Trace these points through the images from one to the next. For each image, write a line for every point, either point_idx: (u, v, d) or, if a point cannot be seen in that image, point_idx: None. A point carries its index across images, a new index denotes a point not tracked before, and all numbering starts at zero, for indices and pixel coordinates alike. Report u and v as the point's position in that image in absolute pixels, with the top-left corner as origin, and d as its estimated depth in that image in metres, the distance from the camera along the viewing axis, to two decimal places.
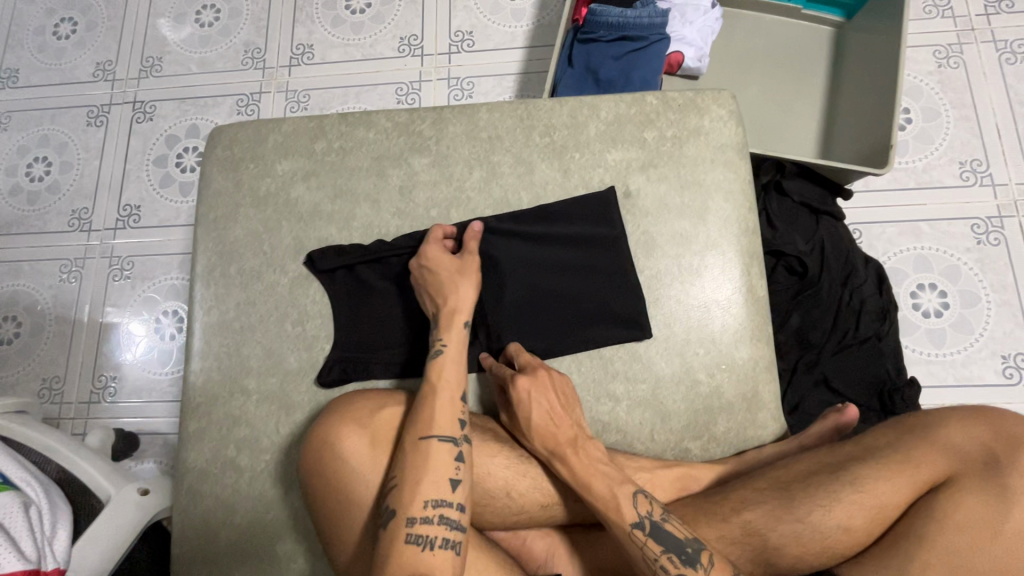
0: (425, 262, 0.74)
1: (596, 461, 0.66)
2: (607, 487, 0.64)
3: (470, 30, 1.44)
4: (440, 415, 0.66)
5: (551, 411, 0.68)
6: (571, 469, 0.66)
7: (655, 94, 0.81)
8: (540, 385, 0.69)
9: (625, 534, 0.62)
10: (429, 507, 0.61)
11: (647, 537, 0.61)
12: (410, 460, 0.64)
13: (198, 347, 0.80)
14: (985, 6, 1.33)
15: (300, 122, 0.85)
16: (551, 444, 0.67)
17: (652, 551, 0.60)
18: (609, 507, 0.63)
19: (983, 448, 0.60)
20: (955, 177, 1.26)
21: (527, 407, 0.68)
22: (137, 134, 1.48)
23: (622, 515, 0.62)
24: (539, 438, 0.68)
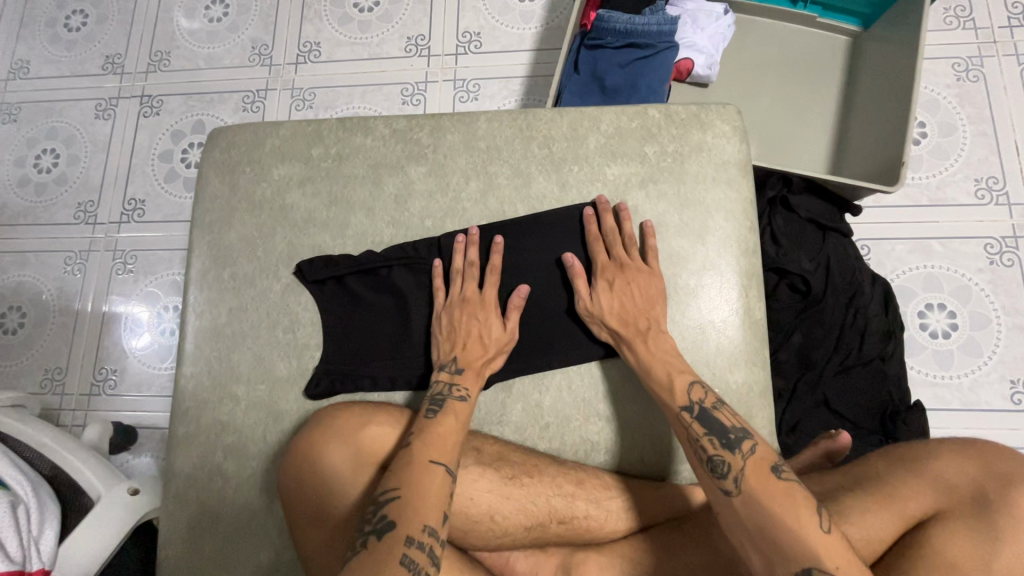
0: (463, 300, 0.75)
1: (664, 352, 0.69)
2: (664, 370, 0.68)
3: (478, 32, 1.43)
4: (450, 443, 0.66)
5: (637, 293, 0.72)
6: (638, 348, 0.70)
7: (658, 107, 0.79)
8: (631, 265, 0.74)
9: (672, 414, 0.66)
10: (424, 533, 0.59)
11: (693, 419, 0.65)
12: (409, 471, 0.63)
13: (190, 350, 0.80)
14: (1009, 18, 1.29)
15: (298, 127, 0.85)
16: (624, 321, 0.71)
17: (695, 432, 0.64)
18: (665, 390, 0.67)
19: (973, 483, 0.58)
20: (970, 194, 1.23)
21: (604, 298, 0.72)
22: (144, 129, 1.49)
23: (674, 398, 0.66)
24: (609, 319, 0.72)
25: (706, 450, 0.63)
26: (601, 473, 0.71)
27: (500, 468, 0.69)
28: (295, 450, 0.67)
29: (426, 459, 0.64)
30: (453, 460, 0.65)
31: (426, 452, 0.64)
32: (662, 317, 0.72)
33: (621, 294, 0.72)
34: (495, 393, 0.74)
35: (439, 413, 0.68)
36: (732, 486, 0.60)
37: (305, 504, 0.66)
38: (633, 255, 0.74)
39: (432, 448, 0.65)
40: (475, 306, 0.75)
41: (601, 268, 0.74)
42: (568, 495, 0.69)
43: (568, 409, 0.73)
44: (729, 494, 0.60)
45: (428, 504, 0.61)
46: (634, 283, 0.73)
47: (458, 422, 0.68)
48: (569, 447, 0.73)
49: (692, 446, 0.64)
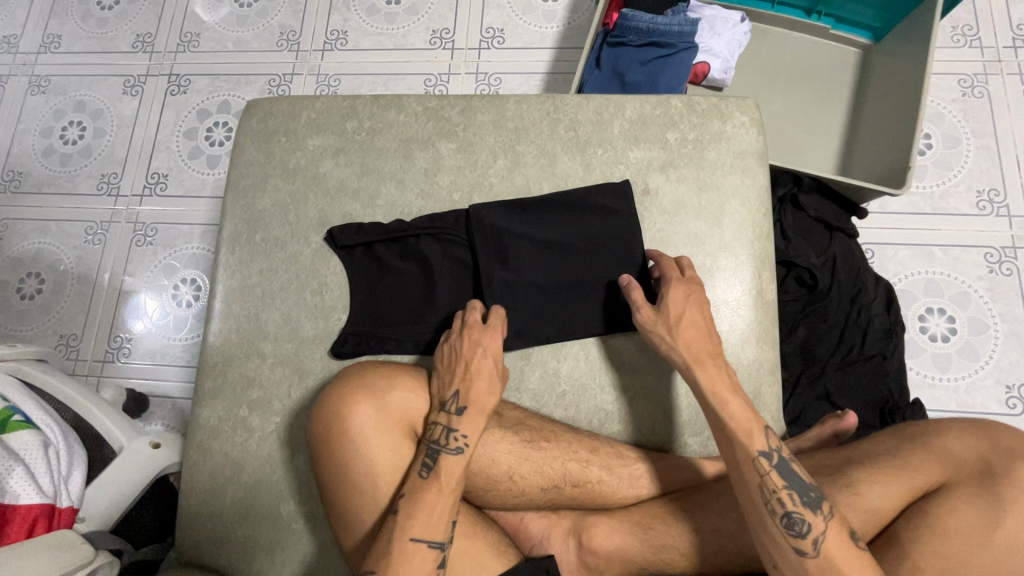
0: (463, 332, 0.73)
1: (733, 382, 0.67)
2: (745, 412, 0.64)
3: (501, 28, 1.47)
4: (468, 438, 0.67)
5: (702, 326, 0.70)
6: (712, 379, 0.66)
7: (681, 98, 0.83)
8: (695, 298, 0.71)
9: (748, 460, 0.62)
10: (441, 532, 0.63)
11: (772, 468, 0.61)
12: (436, 479, 0.65)
13: (219, 308, 0.82)
14: (1013, 39, 1.35)
15: (333, 101, 0.88)
16: (696, 353, 0.68)
17: (774, 484, 0.61)
18: (744, 428, 0.64)
19: (979, 457, 0.61)
20: (971, 205, 1.27)
21: (682, 319, 0.70)
22: (170, 106, 1.52)
23: (753, 441, 0.63)
24: (682, 341, 0.69)
25: (784, 506, 0.60)
26: (614, 441, 0.74)
27: (520, 431, 0.72)
28: (322, 412, 0.69)
29: (452, 470, 0.66)
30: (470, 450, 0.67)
31: (452, 463, 0.66)
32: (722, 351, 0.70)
33: (692, 330, 0.69)
34: (513, 361, 0.77)
35: (463, 420, 0.68)
36: (811, 548, 0.57)
37: (332, 461, 0.68)
38: (696, 287, 0.72)
39: (458, 462, 0.66)
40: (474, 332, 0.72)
41: (670, 303, 0.71)
42: (583, 460, 0.72)
43: (584, 379, 0.76)
44: (806, 556, 0.57)
45: (443, 516, 0.64)
46: (699, 317, 0.70)
47: (481, 419, 0.68)
48: (584, 415, 0.76)
49: (766, 497, 0.61)
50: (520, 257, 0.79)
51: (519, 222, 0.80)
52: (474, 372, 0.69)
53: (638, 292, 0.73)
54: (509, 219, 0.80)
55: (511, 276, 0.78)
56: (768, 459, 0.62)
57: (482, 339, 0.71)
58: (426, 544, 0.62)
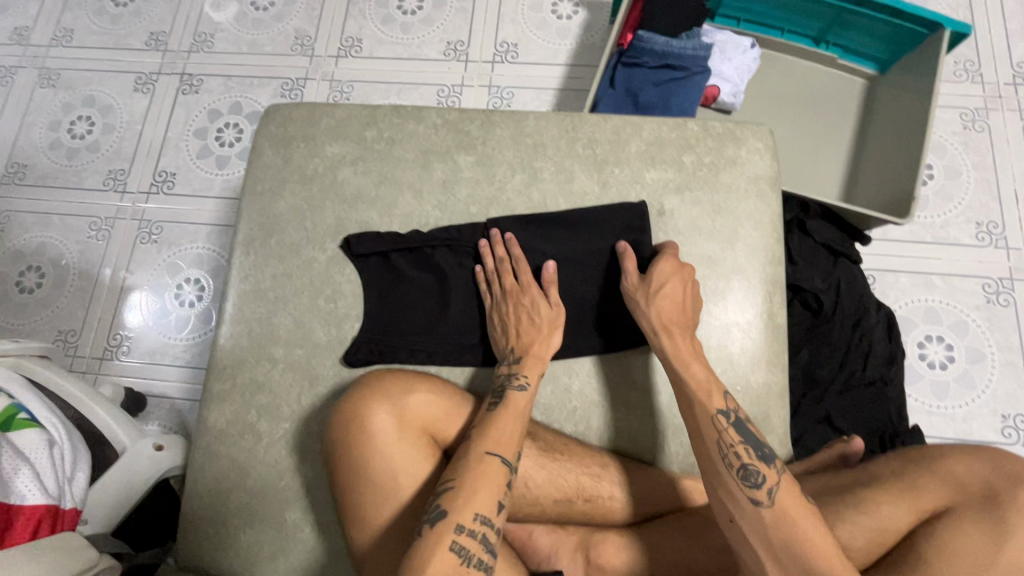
0: (506, 296, 0.78)
1: (699, 353, 0.71)
2: (704, 373, 0.68)
3: (515, 43, 1.49)
4: (505, 434, 0.68)
5: (679, 301, 0.73)
6: (677, 348, 0.70)
7: (697, 121, 0.85)
8: (681, 274, 0.74)
9: (708, 417, 0.65)
10: (477, 521, 0.62)
11: (730, 424, 0.65)
12: (473, 475, 0.65)
13: (230, 312, 0.82)
14: (1014, 76, 1.38)
15: (354, 109, 0.89)
16: (666, 322, 0.71)
17: (730, 437, 0.64)
18: (702, 388, 0.67)
19: (983, 481, 0.61)
20: (971, 236, 1.29)
21: (662, 290, 0.73)
22: (181, 105, 1.52)
23: (711, 399, 0.66)
24: (655, 309, 0.72)
25: (740, 458, 0.63)
26: (624, 458, 0.75)
27: (534, 441, 0.73)
28: (338, 420, 0.69)
29: (518, 401, 0.71)
30: (509, 454, 0.67)
31: (517, 395, 0.71)
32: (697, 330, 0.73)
33: (668, 300, 0.72)
34: None
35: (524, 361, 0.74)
36: (765, 497, 0.60)
37: (347, 467, 0.68)
38: (688, 270, 0.75)
39: (523, 397, 0.71)
40: (517, 293, 0.77)
41: (655, 274, 0.74)
42: (594, 474, 0.72)
43: (595, 396, 0.77)
44: (761, 506, 0.59)
45: (512, 441, 0.68)
46: (681, 295, 0.73)
47: (521, 420, 0.70)
48: (594, 432, 0.76)
49: (724, 450, 0.63)
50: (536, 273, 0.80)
51: (536, 239, 0.81)
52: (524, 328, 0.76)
53: (631, 263, 0.76)
54: (526, 236, 0.81)
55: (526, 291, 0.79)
56: (726, 417, 0.66)
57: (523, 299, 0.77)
58: (498, 460, 0.66)
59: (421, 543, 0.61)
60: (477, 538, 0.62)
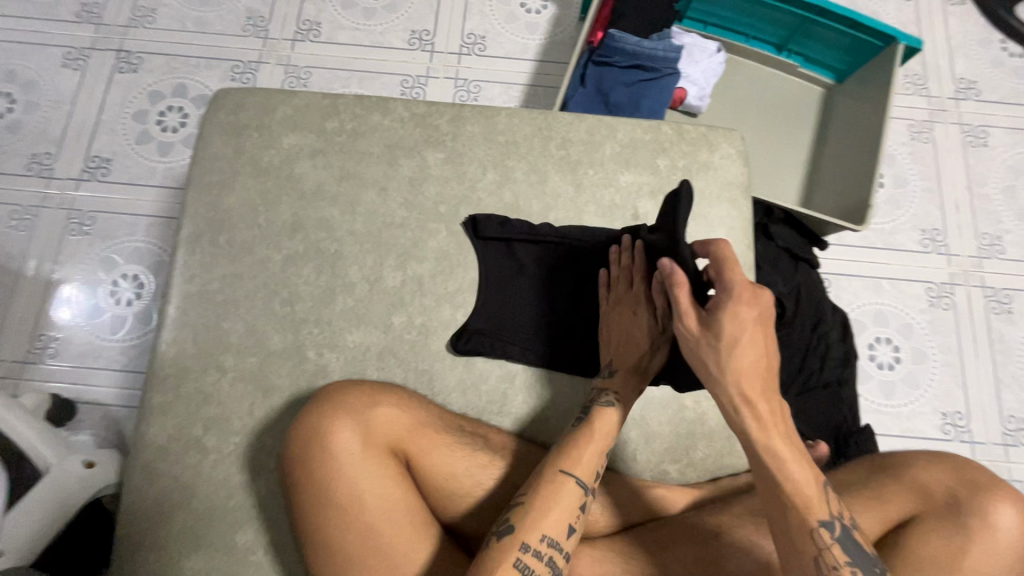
0: (615, 304, 0.74)
1: (786, 426, 0.60)
2: (808, 473, 0.59)
3: (483, 35, 1.45)
4: (586, 458, 0.65)
5: (760, 357, 0.61)
6: (761, 426, 0.60)
7: (670, 124, 0.84)
8: (758, 323, 0.61)
9: (809, 531, 0.57)
10: (543, 543, 0.60)
11: (834, 539, 0.57)
12: (553, 493, 0.63)
13: (173, 316, 0.75)
14: (956, 91, 1.46)
15: (313, 98, 0.83)
16: (746, 390, 0.60)
17: (836, 559, 0.56)
18: (810, 491, 0.58)
19: (947, 489, 0.63)
20: (916, 242, 1.36)
21: (737, 347, 0.60)
22: (117, 84, 1.39)
23: (813, 509, 0.58)
24: (733, 376, 0.61)
25: None
26: None
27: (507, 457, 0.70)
28: (298, 441, 0.64)
29: (606, 422, 0.68)
30: (585, 478, 0.65)
31: (605, 415, 0.68)
32: (778, 374, 0.62)
33: (747, 359, 0.60)
34: (496, 384, 0.75)
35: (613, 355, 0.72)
36: None
37: (311, 494, 0.63)
38: (757, 297, 0.62)
39: (609, 415, 0.68)
40: (631, 303, 0.73)
41: (726, 324, 0.61)
42: None
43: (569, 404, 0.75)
44: None
45: (591, 466, 0.66)
46: (761, 346, 0.61)
47: (603, 445, 0.67)
48: None
49: (826, 573, 0.56)
50: (505, 283, 0.77)
51: (504, 246, 0.78)
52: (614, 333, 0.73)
53: (683, 293, 0.63)
54: (494, 243, 0.78)
55: (496, 302, 0.76)
56: (830, 529, 0.57)
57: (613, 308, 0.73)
58: (574, 481, 0.64)
59: (489, 552, 0.60)
60: (541, 560, 0.60)
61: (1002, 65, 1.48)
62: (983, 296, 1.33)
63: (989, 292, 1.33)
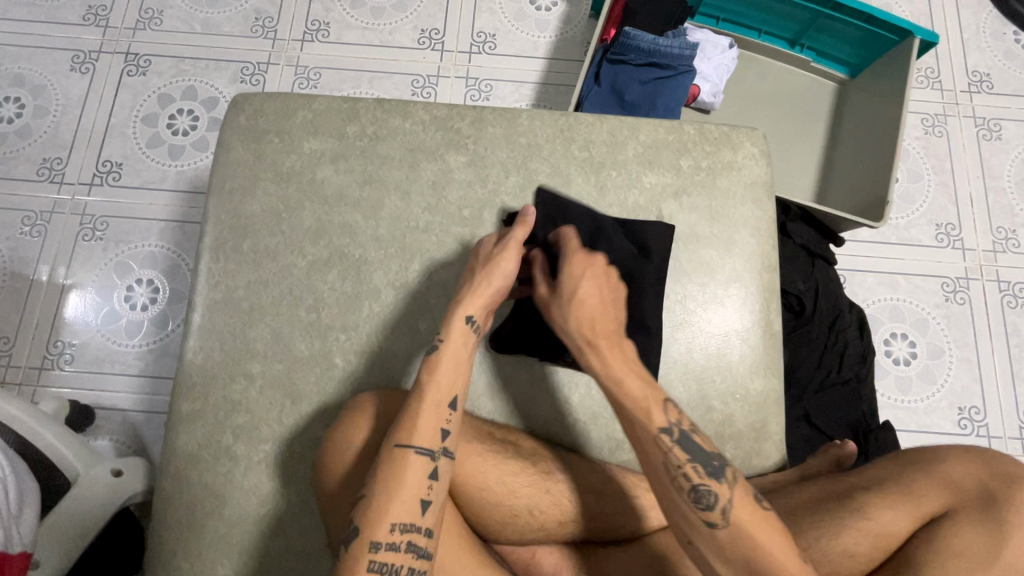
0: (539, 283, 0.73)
1: (629, 358, 0.67)
2: (642, 386, 0.64)
3: (493, 34, 1.44)
4: (422, 424, 0.63)
5: (597, 303, 0.69)
6: (604, 359, 0.66)
7: (692, 124, 0.83)
8: (591, 274, 0.70)
9: (651, 437, 0.62)
10: (394, 532, 0.58)
11: (675, 443, 0.61)
12: (395, 479, 0.60)
13: (199, 324, 0.75)
14: (969, 84, 1.45)
15: (333, 102, 0.83)
16: (589, 333, 0.67)
17: (678, 459, 0.60)
18: (641, 407, 0.63)
19: (979, 483, 0.64)
20: (931, 237, 1.36)
21: (575, 297, 0.69)
22: (126, 88, 1.39)
23: (652, 419, 0.62)
24: (574, 320, 0.68)
25: (690, 480, 0.59)
26: (626, 471, 0.74)
27: (535, 461, 0.71)
28: (326, 453, 0.65)
29: (438, 377, 0.66)
30: (429, 445, 0.62)
31: (437, 370, 0.66)
32: (621, 321, 0.69)
33: (585, 306, 0.69)
34: (524, 389, 0.76)
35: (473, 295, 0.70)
36: (720, 519, 0.57)
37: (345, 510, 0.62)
38: (589, 259, 0.71)
39: (450, 363, 0.67)
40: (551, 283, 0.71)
41: (565, 279, 0.70)
42: (598, 493, 0.71)
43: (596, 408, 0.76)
44: (717, 529, 0.57)
45: (433, 428, 0.63)
46: (598, 295, 0.69)
47: (441, 411, 0.64)
48: (594, 444, 0.76)
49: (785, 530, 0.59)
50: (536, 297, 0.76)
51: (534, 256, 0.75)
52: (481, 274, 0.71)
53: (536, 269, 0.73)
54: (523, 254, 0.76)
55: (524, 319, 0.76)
56: (669, 434, 0.62)
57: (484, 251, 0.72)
58: (415, 450, 0.62)
59: (346, 558, 0.58)
60: (399, 549, 0.58)
61: (1015, 57, 1.47)
62: (998, 290, 1.32)
63: (1004, 286, 1.33)
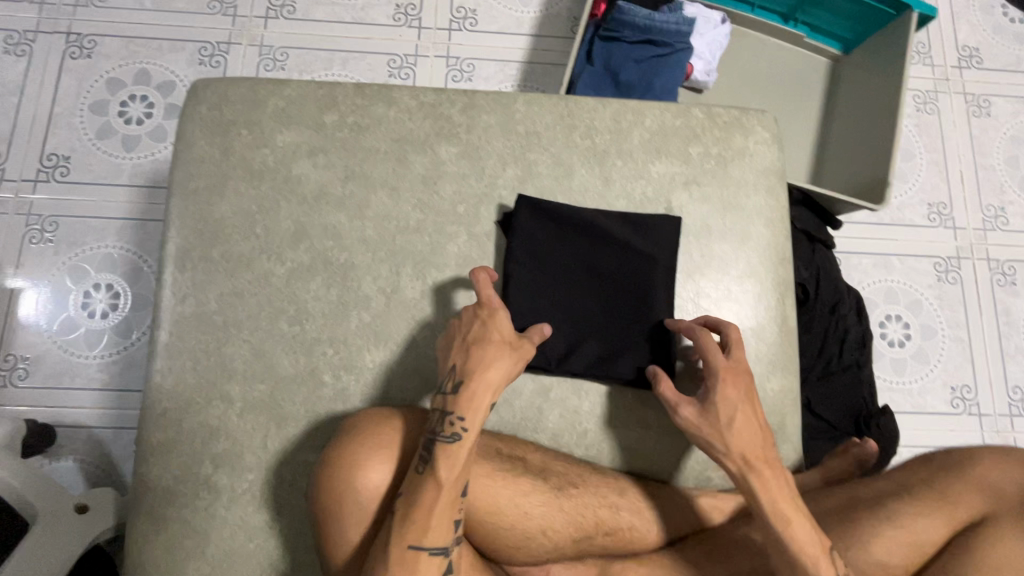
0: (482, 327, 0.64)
1: (790, 495, 0.60)
2: (811, 533, 0.58)
3: (474, 9, 1.35)
4: (435, 524, 0.57)
5: (756, 431, 0.63)
6: (769, 498, 0.60)
7: (700, 107, 0.78)
8: (746, 401, 0.64)
9: None
10: None
11: None
12: (409, 574, 0.56)
13: (168, 342, 0.67)
14: (959, 60, 1.43)
15: (308, 88, 0.74)
16: (749, 465, 0.61)
17: None
18: (812, 556, 0.58)
19: (1018, 489, 0.63)
20: (923, 217, 1.34)
21: (733, 428, 0.62)
22: (70, 72, 1.25)
23: (819, 570, 0.57)
24: (735, 450, 0.62)
25: None
26: (641, 481, 0.70)
27: (547, 477, 0.65)
28: (323, 477, 0.60)
29: (453, 464, 0.59)
30: (445, 541, 0.58)
31: (448, 459, 0.59)
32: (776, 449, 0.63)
33: (744, 436, 0.62)
34: (531, 399, 0.70)
35: (484, 369, 0.62)
36: None
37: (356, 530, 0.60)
38: (739, 382, 0.64)
39: (466, 455, 0.59)
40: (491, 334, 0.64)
41: (720, 409, 0.63)
42: (613, 505, 0.67)
43: (608, 415, 0.70)
44: None
45: (448, 519, 0.58)
46: (756, 422, 0.63)
47: (455, 501, 0.59)
48: (608, 454, 0.71)
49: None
50: (541, 305, 0.69)
51: (534, 263, 0.70)
52: (488, 343, 0.63)
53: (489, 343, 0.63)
54: (523, 261, 0.70)
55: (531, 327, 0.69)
56: None
57: (489, 317, 0.64)
58: (427, 551, 0.57)
59: None
60: None
61: (1004, 31, 1.45)
62: (989, 269, 1.33)
63: (994, 264, 1.33)
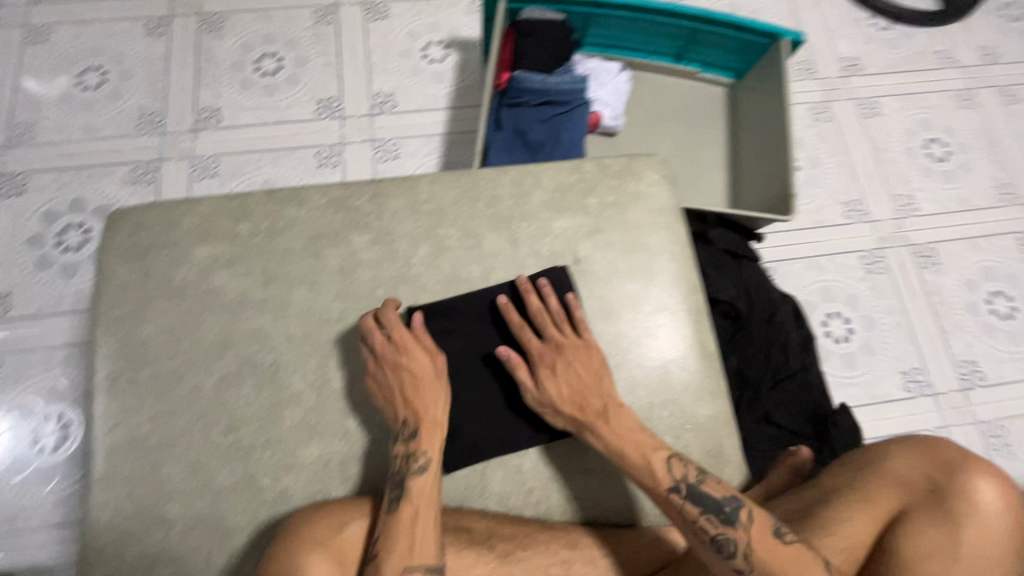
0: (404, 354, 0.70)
1: (630, 427, 0.69)
2: (643, 452, 0.67)
3: (392, 92, 1.43)
4: None
5: (584, 382, 0.71)
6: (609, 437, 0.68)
7: (592, 161, 0.84)
8: (569, 361, 0.71)
9: (662, 499, 0.66)
10: None
11: (684, 499, 0.65)
12: None
13: (102, 475, 0.67)
14: (843, 70, 1.56)
15: (221, 201, 0.78)
16: (583, 417, 0.69)
17: (711, 526, 0.64)
18: (646, 474, 0.66)
19: (925, 477, 0.67)
20: (841, 216, 1.42)
21: (559, 388, 0.70)
22: (5, 210, 1.28)
23: (658, 480, 0.66)
24: (568, 407, 0.69)
25: None
26: (592, 528, 0.71)
27: (493, 543, 0.67)
28: None
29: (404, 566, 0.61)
30: None
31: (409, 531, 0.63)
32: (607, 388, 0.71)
33: (571, 387, 0.70)
34: (471, 465, 0.71)
35: (427, 442, 0.67)
36: None
37: None
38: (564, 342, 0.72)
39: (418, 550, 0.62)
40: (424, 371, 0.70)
41: (545, 378, 0.71)
42: (565, 560, 0.68)
43: (549, 469, 0.72)
44: None
45: None
46: (581, 374, 0.71)
47: None
48: (556, 508, 0.71)
49: None
50: (464, 377, 0.73)
51: (453, 334, 0.74)
52: (432, 416, 0.69)
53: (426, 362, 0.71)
54: (440, 336, 0.73)
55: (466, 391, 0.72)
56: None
57: (407, 359, 0.70)
58: None
59: None
60: None
61: (875, 39, 1.59)
62: (911, 254, 1.40)
63: (915, 248, 1.41)
